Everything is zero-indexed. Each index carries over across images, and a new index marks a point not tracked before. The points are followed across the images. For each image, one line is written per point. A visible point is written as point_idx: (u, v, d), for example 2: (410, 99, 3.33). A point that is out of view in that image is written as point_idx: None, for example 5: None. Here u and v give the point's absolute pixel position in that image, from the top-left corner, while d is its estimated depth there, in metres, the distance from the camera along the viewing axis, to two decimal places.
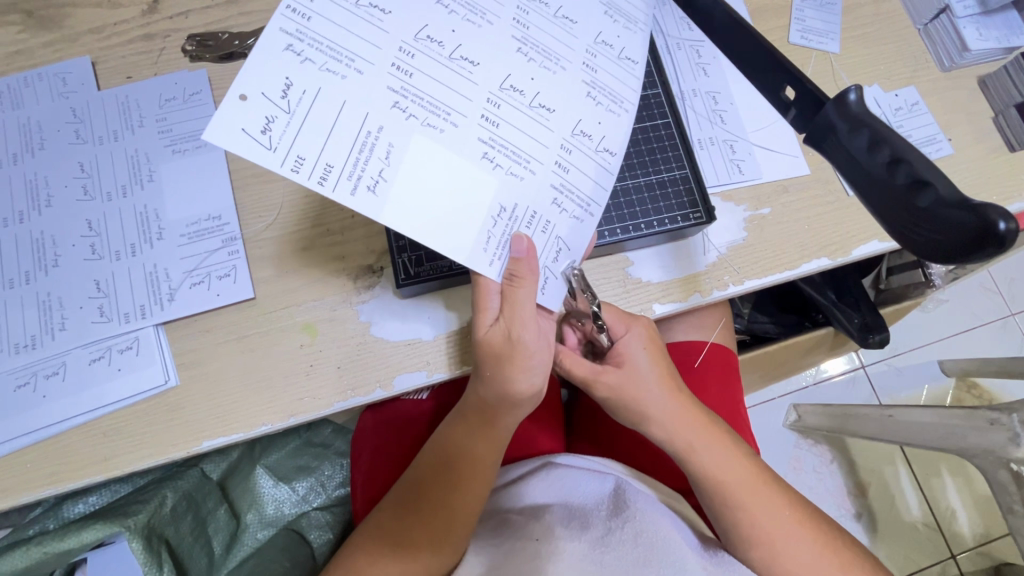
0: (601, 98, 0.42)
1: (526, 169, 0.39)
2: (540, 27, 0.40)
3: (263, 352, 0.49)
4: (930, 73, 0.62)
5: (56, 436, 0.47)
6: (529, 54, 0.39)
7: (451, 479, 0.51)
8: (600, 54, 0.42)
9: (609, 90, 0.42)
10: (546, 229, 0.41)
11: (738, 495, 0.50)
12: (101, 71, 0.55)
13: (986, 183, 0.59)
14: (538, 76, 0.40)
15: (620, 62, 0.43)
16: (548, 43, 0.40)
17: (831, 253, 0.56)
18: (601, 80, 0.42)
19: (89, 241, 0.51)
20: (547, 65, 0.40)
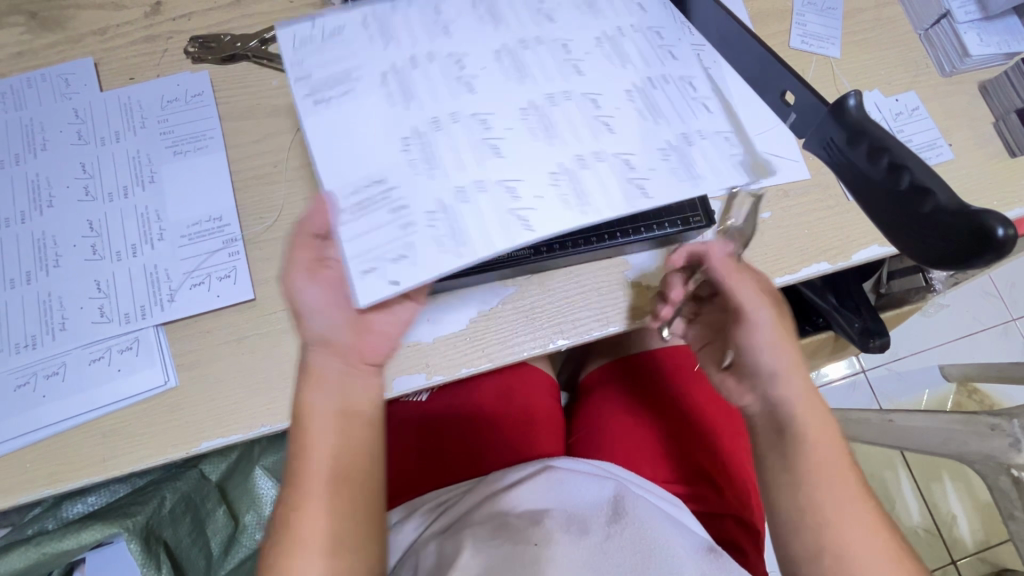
0: (573, 181, 0.39)
1: (434, 170, 0.38)
2: (601, 111, 0.41)
3: (263, 353, 0.50)
4: (931, 78, 0.62)
5: (56, 436, 0.47)
6: (555, 112, 0.41)
7: (317, 475, 0.40)
8: (624, 155, 0.40)
9: (599, 182, 0.39)
10: (407, 230, 0.36)
11: (839, 475, 0.42)
12: (104, 72, 0.56)
13: (987, 188, 0.59)
14: (538, 140, 0.40)
15: (631, 165, 0.40)
16: (582, 115, 0.41)
17: (831, 258, 0.56)
18: (588, 170, 0.39)
19: (90, 242, 0.51)
20: (556, 130, 0.40)
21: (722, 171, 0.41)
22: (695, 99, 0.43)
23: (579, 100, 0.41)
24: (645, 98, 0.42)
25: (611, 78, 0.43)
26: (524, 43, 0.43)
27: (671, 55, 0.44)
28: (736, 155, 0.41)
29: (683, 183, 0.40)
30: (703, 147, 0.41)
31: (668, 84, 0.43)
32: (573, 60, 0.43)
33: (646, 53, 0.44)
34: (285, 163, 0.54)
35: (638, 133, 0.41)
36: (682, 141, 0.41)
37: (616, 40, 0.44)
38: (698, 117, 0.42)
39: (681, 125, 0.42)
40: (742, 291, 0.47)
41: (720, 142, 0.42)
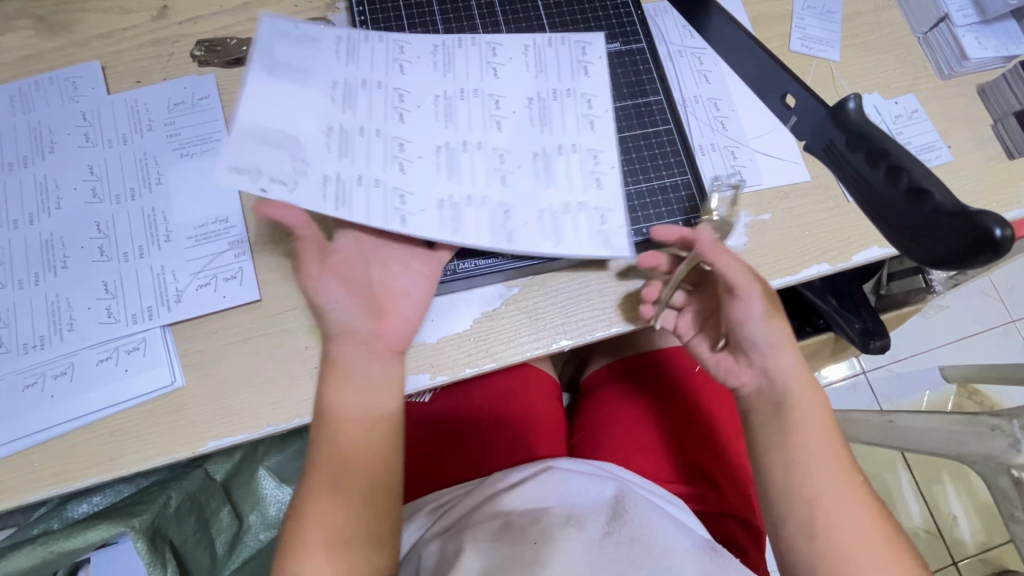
0: (449, 208, 0.47)
1: (343, 157, 0.45)
2: (502, 165, 0.49)
3: (269, 353, 0.50)
4: (930, 81, 0.63)
5: (63, 436, 0.47)
6: (463, 152, 0.49)
7: (354, 475, 0.44)
8: (506, 203, 0.48)
9: (476, 212, 0.47)
10: (302, 173, 0.43)
11: (810, 455, 0.44)
12: (111, 75, 0.56)
13: (986, 190, 0.59)
14: (436, 170, 0.48)
15: (505, 233, 0.47)
16: (474, 156, 0.49)
17: (832, 259, 0.56)
18: (476, 208, 0.48)
19: (97, 243, 0.51)
20: (456, 167, 0.48)
21: (583, 236, 0.48)
22: (597, 172, 0.50)
23: (496, 147, 0.49)
24: (549, 167, 0.50)
25: (525, 141, 0.50)
26: (469, 91, 0.51)
27: (598, 148, 0.51)
28: (618, 224, 0.49)
29: (539, 244, 0.48)
30: (571, 217, 0.49)
31: (575, 160, 0.50)
32: (499, 118, 0.50)
33: (570, 118, 0.51)
34: None
35: (537, 192, 0.49)
36: (569, 211, 0.49)
37: (547, 104, 0.52)
38: (591, 193, 0.50)
39: (580, 198, 0.49)
40: (727, 266, 0.47)
41: (586, 212, 0.49)
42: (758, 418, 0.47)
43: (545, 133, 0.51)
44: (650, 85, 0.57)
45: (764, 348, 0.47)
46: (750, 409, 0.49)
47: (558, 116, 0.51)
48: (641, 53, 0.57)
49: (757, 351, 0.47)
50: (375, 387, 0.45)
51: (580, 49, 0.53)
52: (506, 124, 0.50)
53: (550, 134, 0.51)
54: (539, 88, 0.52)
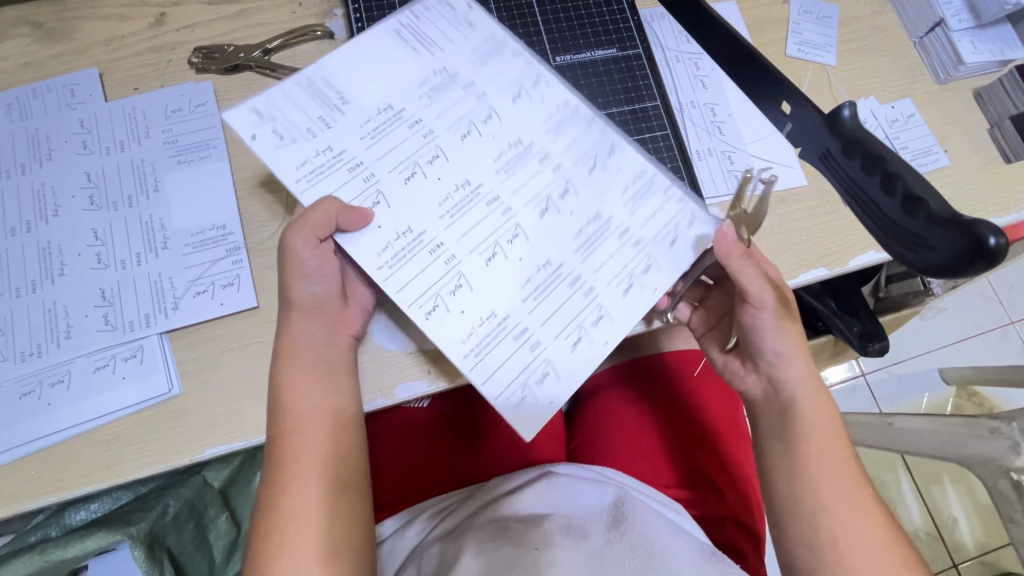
0: (395, 254, 0.42)
1: (368, 141, 0.44)
2: (512, 239, 0.44)
3: (266, 360, 0.50)
4: (926, 85, 0.63)
5: (60, 444, 0.47)
6: (482, 209, 0.45)
7: (315, 460, 0.43)
8: (460, 280, 0.43)
9: (422, 272, 0.42)
10: (313, 138, 0.43)
11: (810, 450, 0.45)
12: (109, 82, 0.56)
13: (984, 193, 0.59)
14: (439, 215, 0.44)
15: (433, 307, 0.42)
16: (482, 219, 0.44)
17: (829, 263, 0.56)
18: (428, 266, 0.43)
19: (95, 250, 0.51)
20: (462, 212, 0.44)
21: (500, 375, 0.42)
22: (580, 339, 0.44)
23: (518, 220, 0.45)
24: (543, 300, 0.44)
25: (553, 242, 0.45)
26: (543, 158, 0.47)
27: (602, 319, 0.44)
28: (541, 403, 0.42)
29: (461, 335, 0.42)
30: (507, 343, 0.43)
31: (608, 232, 0.46)
32: (548, 200, 0.46)
33: (608, 264, 0.45)
34: None
35: (508, 304, 0.43)
36: (517, 346, 0.43)
37: (601, 235, 0.46)
38: (547, 346, 0.43)
39: (533, 351, 0.43)
40: (747, 275, 0.46)
41: (529, 356, 0.43)
42: (767, 424, 0.48)
43: (569, 259, 0.45)
44: (646, 91, 0.57)
45: (776, 352, 0.47)
46: (760, 414, 0.49)
47: (602, 253, 0.45)
48: (637, 59, 0.58)
49: (766, 360, 0.48)
50: (343, 376, 0.46)
51: (674, 196, 0.47)
52: (551, 210, 0.46)
53: (574, 270, 0.45)
54: (607, 214, 0.46)
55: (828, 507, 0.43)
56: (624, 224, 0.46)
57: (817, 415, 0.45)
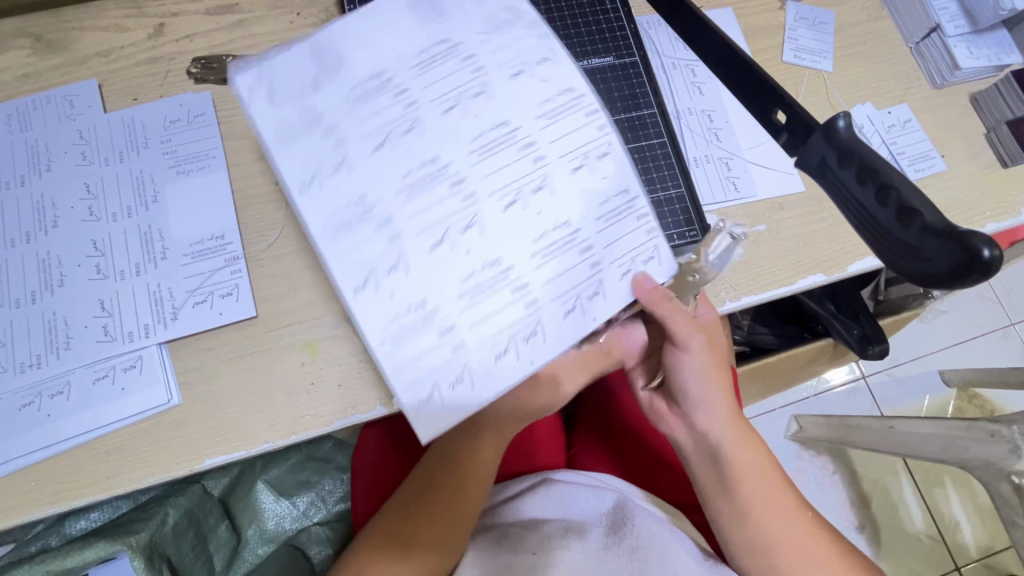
0: (337, 212, 0.38)
1: (352, 103, 0.39)
2: (465, 228, 0.39)
3: (265, 369, 0.50)
4: (923, 90, 0.63)
5: (60, 454, 0.47)
6: (443, 188, 0.39)
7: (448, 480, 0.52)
8: (397, 260, 0.38)
9: (350, 231, 0.38)
10: (316, 93, 0.39)
11: (753, 509, 0.50)
12: (108, 93, 0.56)
13: (979, 198, 0.59)
14: (375, 151, 0.39)
15: (366, 283, 0.38)
16: (427, 188, 0.39)
17: (827, 269, 0.56)
18: (360, 225, 0.38)
19: (94, 261, 0.51)
20: (417, 191, 0.39)
21: (404, 375, 0.39)
22: (506, 351, 0.40)
23: (478, 210, 0.39)
24: (479, 303, 0.39)
25: (507, 239, 0.40)
26: (525, 144, 0.40)
27: (534, 336, 0.40)
28: (441, 404, 0.39)
29: (384, 320, 0.38)
30: (431, 339, 0.39)
31: (567, 251, 0.41)
32: (517, 191, 0.40)
33: (558, 281, 0.41)
34: None
35: (438, 297, 0.39)
36: (439, 341, 0.39)
37: (569, 245, 0.41)
38: (470, 351, 0.39)
39: (453, 352, 0.39)
40: (681, 323, 0.48)
41: (445, 348, 0.39)
42: (701, 470, 0.52)
43: (520, 263, 0.40)
44: (643, 98, 0.56)
45: (693, 399, 0.51)
46: (692, 460, 0.53)
47: (557, 265, 0.40)
48: (634, 66, 0.57)
49: (688, 404, 0.51)
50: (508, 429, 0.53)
51: (643, 225, 0.43)
52: (518, 205, 0.40)
53: (523, 277, 0.40)
54: (578, 225, 0.41)
55: (780, 552, 0.49)
56: (588, 241, 0.41)
57: (742, 457, 0.50)
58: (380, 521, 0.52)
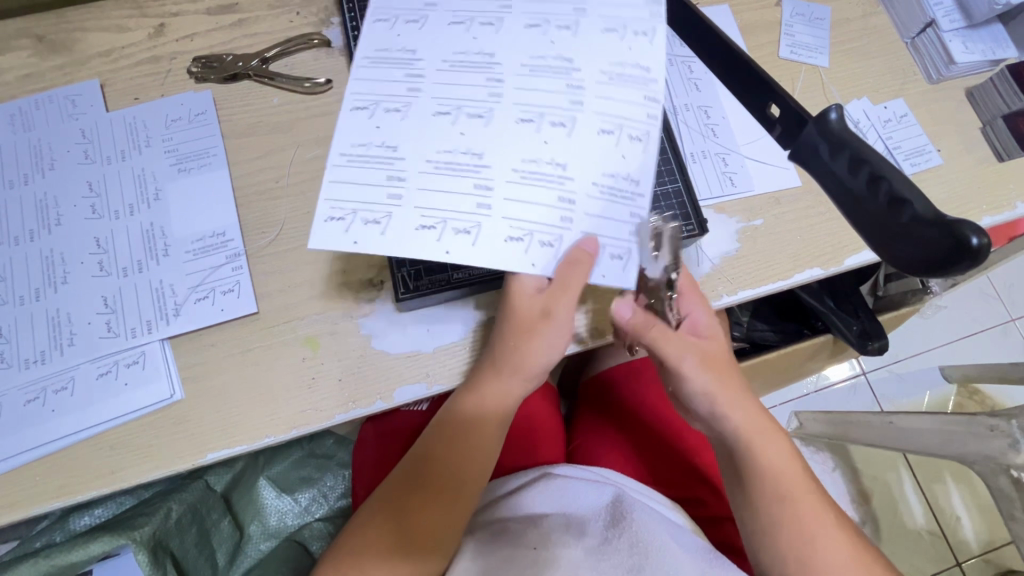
0: (383, 57, 0.43)
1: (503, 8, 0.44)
2: (473, 115, 0.42)
3: (267, 365, 0.51)
4: (919, 85, 0.64)
5: (64, 450, 0.48)
6: (479, 80, 0.43)
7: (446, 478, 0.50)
8: (403, 108, 0.42)
9: (387, 82, 0.42)
10: None
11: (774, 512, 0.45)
12: (110, 92, 0.57)
13: (975, 192, 0.60)
14: (445, 61, 0.43)
15: (364, 108, 0.41)
16: (468, 85, 0.43)
17: (824, 263, 0.57)
18: (394, 82, 0.42)
19: (97, 258, 0.52)
20: (455, 79, 0.43)
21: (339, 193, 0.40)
22: (431, 228, 0.40)
23: (495, 108, 0.42)
24: (440, 176, 0.41)
25: (504, 146, 0.42)
26: (574, 85, 0.42)
27: (464, 234, 0.41)
28: (341, 231, 0.40)
29: (353, 139, 0.41)
30: (376, 175, 0.40)
31: (539, 184, 0.41)
32: (538, 116, 0.42)
33: (521, 203, 0.41)
34: (287, 177, 0.56)
35: (412, 151, 0.41)
36: (381, 183, 0.40)
37: (549, 180, 0.41)
38: (401, 206, 0.40)
39: (386, 199, 0.40)
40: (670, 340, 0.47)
41: (381, 184, 0.40)
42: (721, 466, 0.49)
43: (497, 170, 0.41)
44: None
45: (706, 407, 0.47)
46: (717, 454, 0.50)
47: (528, 193, 0.41)
48: None
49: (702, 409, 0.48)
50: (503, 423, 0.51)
51: (630, 219, 0.42)
52: (529, 125, 0.42)
53: (491, 182, 0.41)
54: (570, 176, 0.41)
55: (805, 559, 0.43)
56: (571, 198, 0.41)
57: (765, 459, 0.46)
58: (376, 504, 0.50)
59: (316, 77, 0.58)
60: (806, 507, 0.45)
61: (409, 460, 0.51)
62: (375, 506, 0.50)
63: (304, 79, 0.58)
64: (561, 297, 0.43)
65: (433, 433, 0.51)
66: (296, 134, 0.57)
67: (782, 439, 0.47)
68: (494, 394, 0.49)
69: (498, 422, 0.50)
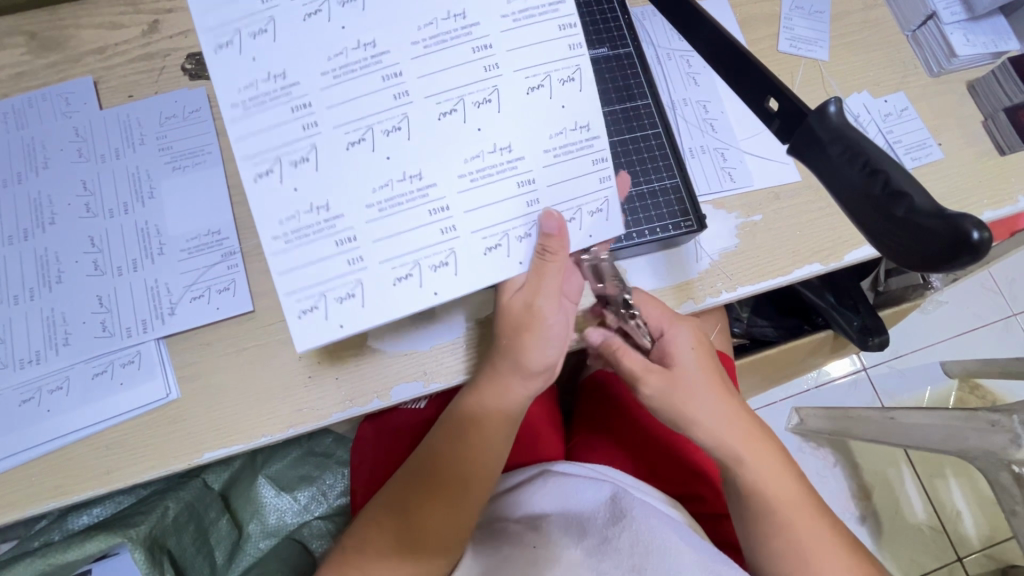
0: (255, 98, 0.37)
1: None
2: (390, 130, 0.39)
3: (263, 363, 0.50)
4: (920, 78, 0.63)
5: (60, 449, 0.48)
6: (377, 80, 0.39)
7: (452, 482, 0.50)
8: (308, 152, 0.38)
9: (274, 126, 0.38)
10: None
11: (776, 512, 0.50)
12: (104, 90, 0.57)
13: (976, 186, 0.59)
14: (324, 72, 0.38)
15: (267, 171, 0.37)
16: (371, 92, 0.38)
17: (824, 259, 0.56)
18: (284, 121, 0.38)
19: (91, 257, 0.52)
20: (351, 80, 0.38)
21: (300, 282, 0.39)
22: (408, 277, 0.40)
23: (409, 111, 0.39)
24: (388, 217, 0.39)
25: (441, 150, 0.40)
26: (482, 49, 0.40)
27: (443, 267, 0.41)
28: (321, 319, 0.39)
29: (279, 216, 0.38)
30: (324, 244, 0.39)
31: (494, 182, 0.41)
32: (460, 103, 0.40)
33: (483, 211, 0.41)
34: None
35: (344, 204, 0.39)
36: (336, 251, 0.39)
37: (501, 169, 0.41)
38: (368, 266, 0.39)
39: (349, 266, 0.39)
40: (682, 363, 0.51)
41: (335, 251, 0.39)
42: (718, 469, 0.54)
43: (444, 184, 0.40)
44: (637, 89, 0.56)
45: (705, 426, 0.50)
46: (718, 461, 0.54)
47: (484, 195, 0.41)
48: (628, 57, 0.57)
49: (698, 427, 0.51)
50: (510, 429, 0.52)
51: (596, 172, 0.43)
52: (456, 117, 0.40)
53: (444, 199, 0.40)
54: (518, 154, 0.41)
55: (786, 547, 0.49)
56: (530, 174, 0.42)
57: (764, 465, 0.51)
58: (382, 503, 0.51)
59: None
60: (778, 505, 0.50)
61: (414, 461, 0.52)
62: (383, 507, 0.50)
63: None
64: (542, 283, 0.45)
65: (438, 433, 0.52)
66: None
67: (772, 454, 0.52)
68: (498, 391, 0.49)
69: (502, 419, 0.50)
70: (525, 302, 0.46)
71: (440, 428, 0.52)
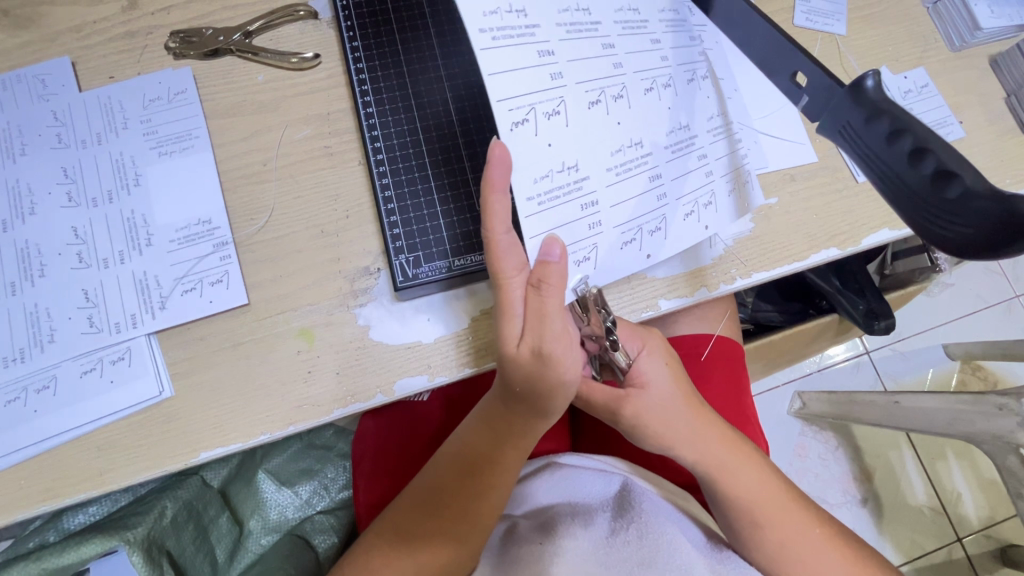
0: (502, 29, 0.40)
1: None
2: (615, 97, 0.44)
3: (260, 358, 0.48)
4: (941, 53, 0.60)
5: (48, 452, 0.46)
6: (597, 50, 0.44)
7: (466, 492, 0.50)
8: (558, 107, 0.41)
9: (523, 69, 0.40)
10: None
11: (764, 514, 0.50)
12: (81, 71, 0.53)
13: (998, 166, 0.57)
14: (558, 25, 0.42)
15: (525, 119, 0.40)
16: (593, 58, 0.43)
17: (840, 243, 0.54)
18: (532, 66, 0.41)
19: (75, 249, 0.49)
20: (577, 49, 0.43)
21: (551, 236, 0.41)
22: (632, 242, 0.45)
23: (625, 82, 0.44)
24: (621, 182, 0.44)
25: (651, 122, 0.45)
26: (657, 42, 0.47)
27: (657, 231, 0.46)
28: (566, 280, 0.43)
29: (535, 175, 0.40)
30: (572, 205, 0.42)
31: (688, 155, 0.46)
32: (654, 83, 0.46)
33: (682, 180, 0.46)
34: (275, 159, 0.52)
35: (590, 167, 0.42)
36: (581, 214, 0.42)
37: (686, 147, 0.46)
38: (604, 231, 0.44)
39: (590, 230, 0.43)
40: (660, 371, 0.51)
41: (579, 214, 0.42)
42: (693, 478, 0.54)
43: (657, 154, 0.45)
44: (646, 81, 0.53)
45: (690, 440, 0.51)
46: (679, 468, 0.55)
47: (681, 166, 0.46)
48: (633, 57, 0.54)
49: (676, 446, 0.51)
50: (527, 445, 0.51)
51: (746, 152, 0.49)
52: (653, 94, 0.45)
53: (656, 169, 0.45)
54: (696, 131, 0.47)
55: (783, 541, 0.50)
56: (703, 150, 0.47)
57: (741, 473, 0.51)
58: (397, 507, 0.51)
59: (305, 51, 0.54)
60: (764, 504, 0.50)
61: (423, 489, 0.51)
62: (395, 509, 0.51)
63: (292, 55, 0.54)
64: (545, 327, 0.42)
65: (451, 447, 0.52)
66: (286, 113, 0.53)
67: (751, 467, 0.52)
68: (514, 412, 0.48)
69: (517, 455, 0.50)
70: (531, 349, 0.42)
71: (457, 441, 0.51)
